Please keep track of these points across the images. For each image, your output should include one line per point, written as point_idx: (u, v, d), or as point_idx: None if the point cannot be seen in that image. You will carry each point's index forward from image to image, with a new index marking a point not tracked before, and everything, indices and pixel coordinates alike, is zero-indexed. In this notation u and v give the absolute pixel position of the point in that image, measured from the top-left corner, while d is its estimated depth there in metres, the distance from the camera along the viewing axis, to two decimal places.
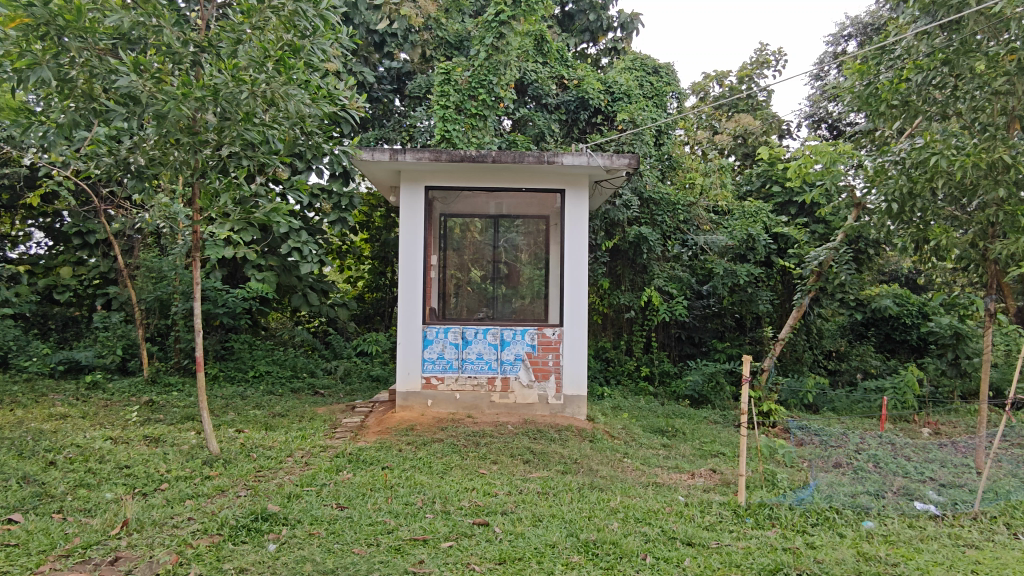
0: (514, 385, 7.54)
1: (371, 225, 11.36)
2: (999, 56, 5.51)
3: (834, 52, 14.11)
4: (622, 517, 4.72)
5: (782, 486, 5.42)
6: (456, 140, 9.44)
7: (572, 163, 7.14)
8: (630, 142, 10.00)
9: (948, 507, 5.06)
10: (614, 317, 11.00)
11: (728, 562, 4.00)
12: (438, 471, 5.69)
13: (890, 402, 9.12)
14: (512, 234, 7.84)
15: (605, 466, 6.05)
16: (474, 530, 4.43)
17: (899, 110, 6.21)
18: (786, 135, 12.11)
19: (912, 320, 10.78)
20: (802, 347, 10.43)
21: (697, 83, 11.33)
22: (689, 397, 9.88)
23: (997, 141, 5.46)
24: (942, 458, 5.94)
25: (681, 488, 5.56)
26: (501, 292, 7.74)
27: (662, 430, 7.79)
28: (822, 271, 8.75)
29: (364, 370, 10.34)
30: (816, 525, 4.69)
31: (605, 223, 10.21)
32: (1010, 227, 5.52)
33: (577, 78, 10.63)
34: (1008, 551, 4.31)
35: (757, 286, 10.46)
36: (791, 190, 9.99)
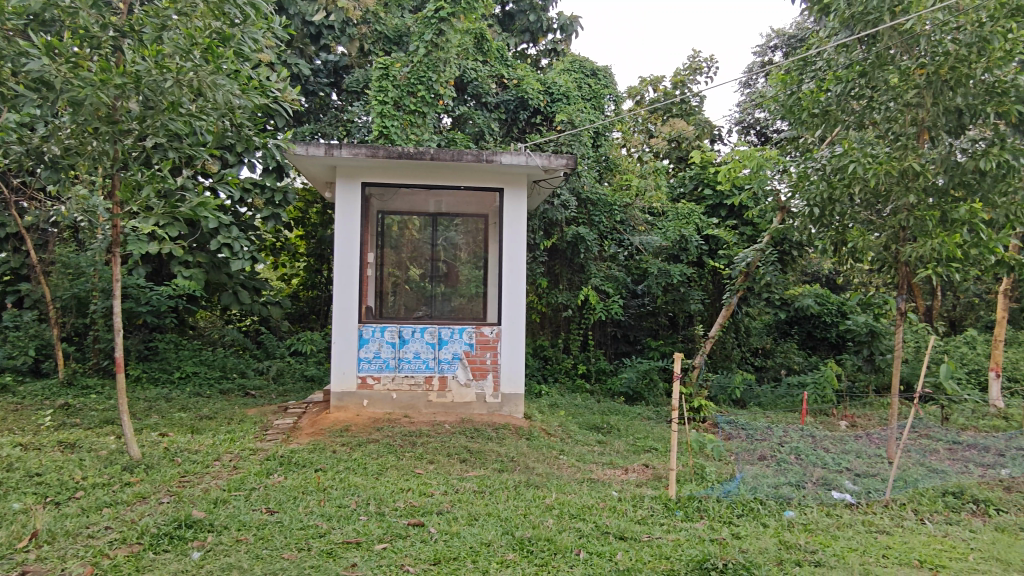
0: (451, 384, 7.50)
1: (307, 222, 11.04)
2: (910, 68, 5.80)
3: (762, 61, 14.73)
4: (557, 514, 4.77)
5: (710, 479, 5.61)
6: (394, 136, 9.31)
7: (510, 162, 7.17)
8: (568, 142, 10.14)
9: (862, 495, 5.37)
10: (552, 317, 11.13)
11: (658, 554, 4.11)
12: (373, 471, 5.62)
13: (811, 397, 9.64)
14: (450, 233, 7.88)
15: (541, 463, 6.11)
16: (409, 531, 4.39)
17: (819, 119, 6.60)
18: (718, 139, 12.55)
19: (832, 319, 11.34)
20: (732, 345, 10.87)
21: (633, 87, 11.60)
22: (624, 394, 10.10)
23: (908, 150, 5.80)
24: (857, 450, 6.25)
25: (615, 483, 5.68)
26: (440, 291, 7.74)
27: (597, 427, 7.91)
28: (749, 271, 9.12)
29: (297, 370, 10.09)
30: (741, 516, 4.88)
31: (544, 223, 10.29)
32: (919, 231, 5.80)
33: (517, 78, 10.67)
34: (915, 536, 4.60)
35: (689, 286, 10.76)
36: (721, 193, 10.33)
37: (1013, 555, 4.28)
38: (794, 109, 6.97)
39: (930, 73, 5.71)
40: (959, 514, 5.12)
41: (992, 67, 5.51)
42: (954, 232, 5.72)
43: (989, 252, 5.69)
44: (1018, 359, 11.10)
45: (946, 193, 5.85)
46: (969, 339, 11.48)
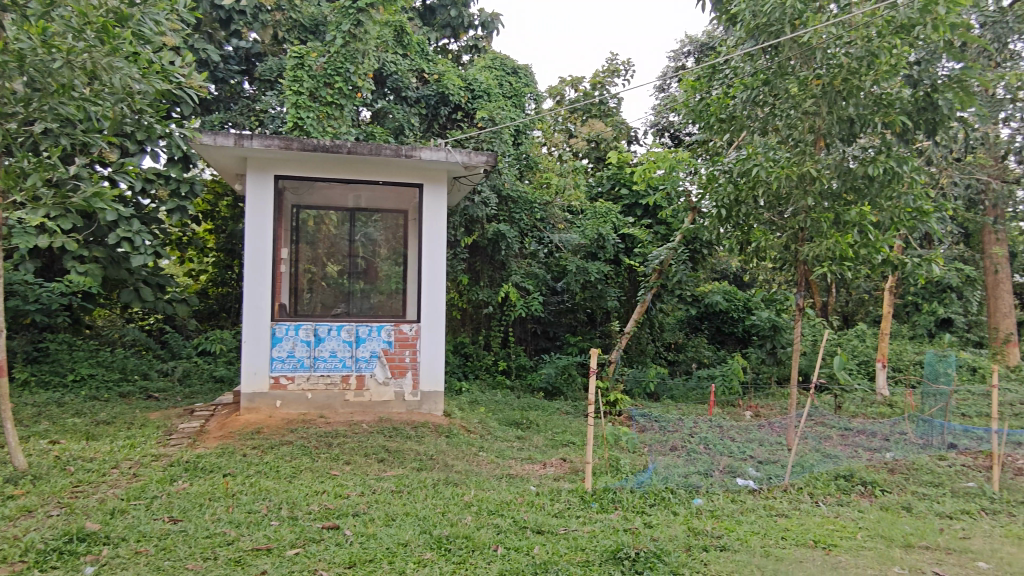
0: (369, 383, 7.37)
1: (215, 215, 10.46)
2: (808, 79, 6.13)
3: (676, 67, 15.28)
4: (475, 511, 4.79)
5: (624, 471, 5.79)
6: (309, 128, 9.01)
7: (431, 157, 7.13)
8: (490, 140, 10.11)
9: (764, 481, 5.68)
10: (473, 313, 11.17)
11: (573, 546, 4.19)
12: (286, 475, 5.43)
13: (719, 389, 10.14)
14: (369, 229, 7.74)
15: (460, 460, 6.10)
16: (323, 535, 4.28)
17: (726, 124, 6.96)
18: (634, 141, 12.92)
19: (738, 314, 11.92)
20: (646, 341, 11.14)
21: (554, 87, 11.75)
22: (543, 389, 10.24)
23: (806, 156, 6.18)
24: (760, 438, 6.61)
25: (533, 478, 5.75)
26: (359, 288, 7.59)
27: (516, 423, 7.99)
28: (662, 269, 9.51)
29: (206, 371, 9.64)
30: (653, 505, 5.05)
31: (465, 220, 10.19)
32: (815, 232, 6.20)
33: (437, 73, 10.58)
34: (810, 518, 4.91)
35: (607, 284, 10.93)
36: (637, 194, 10.61)
37: (895, 532, 4.64)
38: (703, 114, 7.23)
39: (825, 84, 6.07)
40: (849, 496, 5.51)
41: (879, 79, 5.97)
42: (846, 233, 6.12)
43: (876, 252, 6.06)
44: (900, 349, 12.07)
45: (839, 197, 6.30)
46: (859, 332, 12.37)
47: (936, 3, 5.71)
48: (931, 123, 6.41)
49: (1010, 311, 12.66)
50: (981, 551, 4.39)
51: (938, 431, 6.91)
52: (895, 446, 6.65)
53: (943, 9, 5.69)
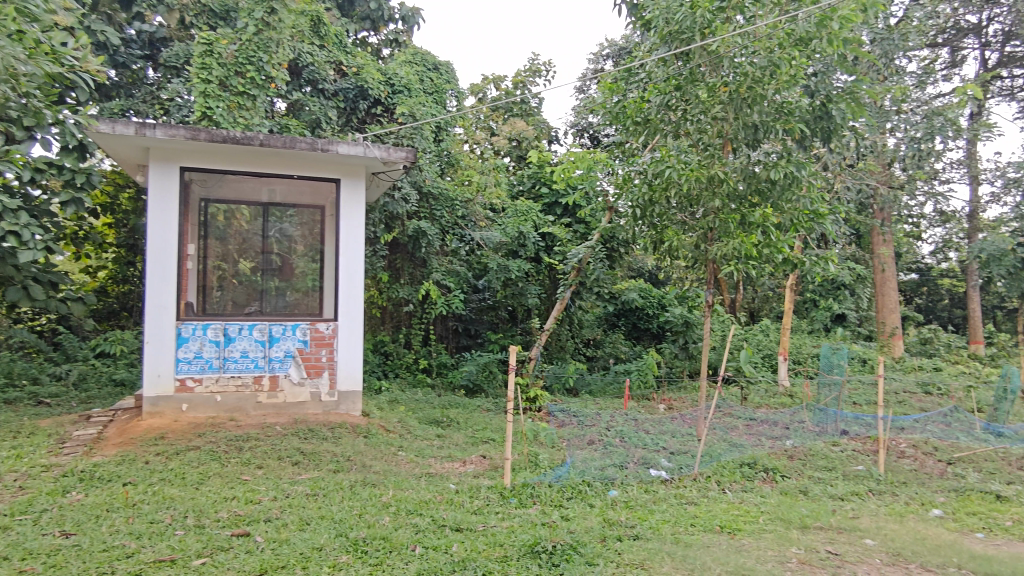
0: (283, 384, 7.12)
1: (115, 208, 9.76)
2: (716, 86, 6.47)
3: (595, 69, 15.64)
4: (393, 511, 4.73)
5: (542, 466, 5.87)
6: (219, 119, 8.62)
7: (348, 152, 6.96)
8: (409, 136, 9.88)
9: (675, 471, 5.91)
10: (393, 311, 11.23)
11: (492, 542, 4.21)
12: (193, 482, 5.17)
13: (635, 383, 10.51)
14: (283, 224, 7.44)
15: (378, 460, 6.01)
16: (232, 542, 4.11)
17: (642, 126, 7.08)
18: (555, 141, 13.12)
19: (653, 310, 12.35)
20: (565, 337, 11.33)
21: (476, 85, 11.76)
22: (464, 386, 10.28)
23: (714, 159, 6.47)
24: (672, 430, 6.88)
25: (453, 475, 5.75)
26: (272, 286, 7.33)
27: (437, 421, 7.95)
28: (580, 267, 9.72)
29: (105, 374, 9.05)
30: (570, 498, 5.16)
31: (384, 217, 10.01)
32: (723, 232, 6.50)
33: (356, 66, 10.34)
34: (717, 504, 5.16)
35: (528, 281, 10.99)
36: (557, 193, 10.75)
37: (793, 514, 4.95)
38: (620, 116, 7.43)
39: (732, 91, 6.38)
40: (753, 482, 5.84)
41: (780, 88, 6.33)
42: (750, 233, 6.47)
43: (777, 252, 6.47)
44: (801, 343, 12.86)
45: (744, 199, 6.61)
46: (763, 327, 13.08)
47: (830, 18, 6.14)
48: (826, 130, 6.87)
49: (895, 306, 13.77)
50: (868, 529, 4.74)
51: (832, 419, 7.42)
52: (794, 433, 7.05)
53: (837, 25, 6.08)
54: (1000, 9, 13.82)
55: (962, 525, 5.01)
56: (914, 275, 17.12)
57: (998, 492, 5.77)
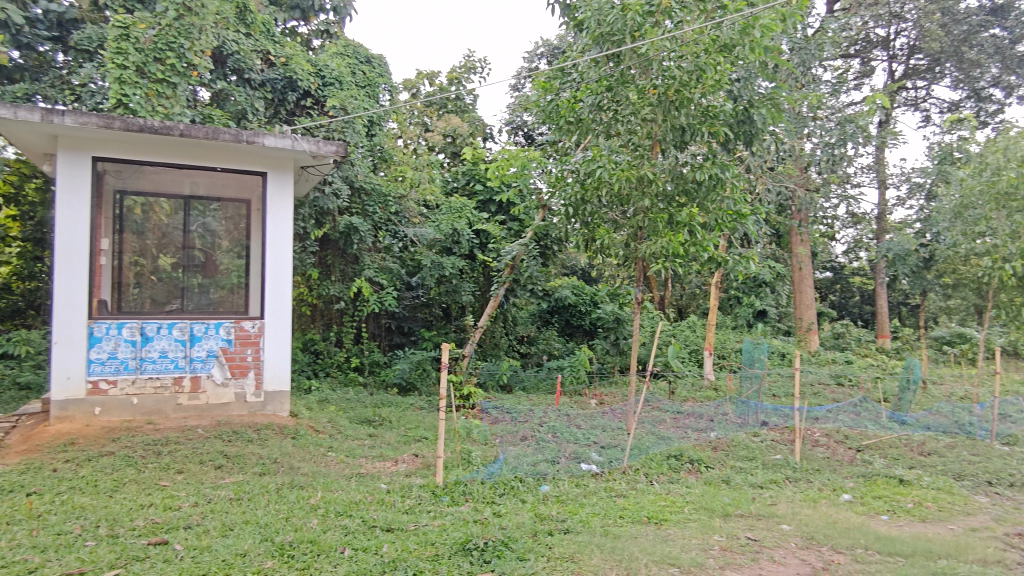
0: (205, 385, 6.83)
1: (21, 200, 9.10)
2: (646, 88, 6.62)
3: (530, 68, 15.77)
4: (322, 513, 4.62)
5: (475, 463, 5.88)
6: (136, 108, 8.16)
7: (275, 145, 6.76)
8: (340, 129, 9.68)
9: (605, 465, 6.04)
10: (324, 309, 11.00)
11: (423, 541, 4.19)
12: (106, 490, 4.90)
13: (568, 379, 10.69)
14: (207, 219, 7.18)
15: (307, 462, 5.87)
16: (148, 552, 3.92)
17: (574, 126, 7.28)
18: (490, 138, 13.13)
19: (586, 307, 12.52)
20: (500, 334, 11.35)
21: (409, 79, 11.63)
22: (397, 385, 10.17)
23: (643, 159, 6.64)
24: (603, 424, 7.00)
25: (384, 475, 5.68)
26: (195, 282, 7.12)
27: (369, 420, 7.83)
28: (514, 265, 9.76)
29: (8, 378, 8.44)
30: (502, 495, 5.19)
31: (315, 212, 9.75)
32: (652, 231, 6.69)
33: (284, 56, 10.00)
34: (644, 496, 5.30)
35: (461, 278, 10.86)
36: (491, 190, 10.74)
37: (716, 503, 5.15)
38: (553, 115, 7.50)
39: (660, 94, 6.54)
40: (679, 473, 6.04)
41: (705, 92, 6.52)
42: (678, 232, 6.68)
43: (702, 250, 6.71)
44: (725, 339, 13.37)
45: (672, 199, 6.80)
46: (691, 323, 13.52)
47: (752, 26, 6.38)
48: (749, 134, 7.10)
49: (811, 303, 14.52)
50: (784, 514, 4.99)
51: (753, 411, 7.74)
52: (718, 425, 7.29)
53: (759, 33, 6.33)
54: (906, 23, 14.75)
55: (869, 508, 5.34)
56: (829, 273, 18.08)
57: (901, 476, 6.17)
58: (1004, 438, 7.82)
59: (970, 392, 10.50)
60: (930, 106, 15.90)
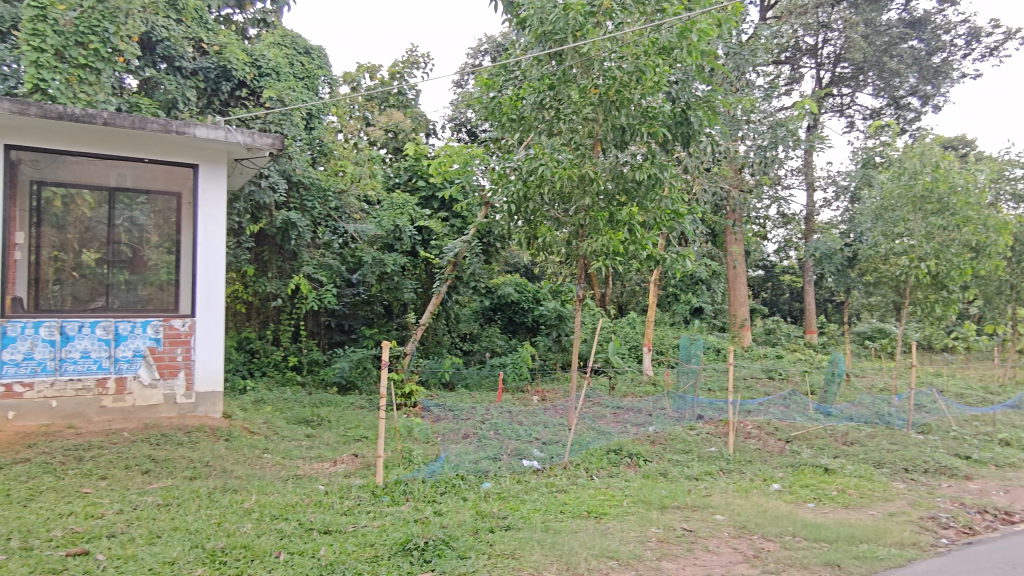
0: (131, 386, 6.53)
1: None
2: (587, 87, 6.69)
3: (473, 64, 15.72)
4: (256, 517, 4.48)
5: (415, 462, 5.82)
6: (55, 94, 7.71)
7: (206, 136, 6.49)
8: (277, 122, 9.34)
9: (547, 461, 6.08)
10: (260, 307, 10.73)
11: (362, 543, 4.11)
12: (20, 499, 4.61)
13: (510, 376, 10.74)
14: (134, 213, 6.75)
15: (241, 465, 5.68)
16: (67, 563, 3.71)
17: (516, 124, 7.23)
18: (432, 134, 13.02)
19: (528, 304, 12.60)
20: (442, 331, 11.22)
21: (350, 73, 11.40)
22: (336, 383, 9.98)
23: (584, 158, 6.75)
24: (545, 420, 7.06)
25: (322, 476, 5.55)
26: (122, 279, 6.64)
27: (306, 420, 7.65)
28: (456, 262, 9.71)
29: None
30: (443, 493, 5.15)
31: (250, 206, 9.43)
32: (593, 229, 6.84)
33: (218, 44, 9.60)
34: (584, 491, 5.37)
35: (403, 275, 10.70)
36: (434, 186, 10.62)
37: (653, 496, 5.26)
38: (496, 112, 7.46)
39: (601, 93, 6.66)
40: (619, 467, 6.15)
41: (645, 93, 6.69)
42: (618, 231, 6.79)
43: (642, 248, 6.78)
44: (663, 335, 13.71)
45: (613, 197, 6.92)
46: (630, 320, 13.78)
47: (690, 30, 6.53)
48: (686, 136, 7.21)
49: (744, 300, 15.06)
50: (718, 505, 5.15)
51: (689, 405, 7.97)
52: (656, 420, 7.49)
53: (696, 37, 6.51)
54: (833, 33, 15.43)
55: (797, 497, 5.57)
56: (761, 271, 18.76)
57: (826, 465, 6.47)
58: (920, 426, 8.27)
59: (889, 384, 11.12)
60: (855, 112, 16.70)
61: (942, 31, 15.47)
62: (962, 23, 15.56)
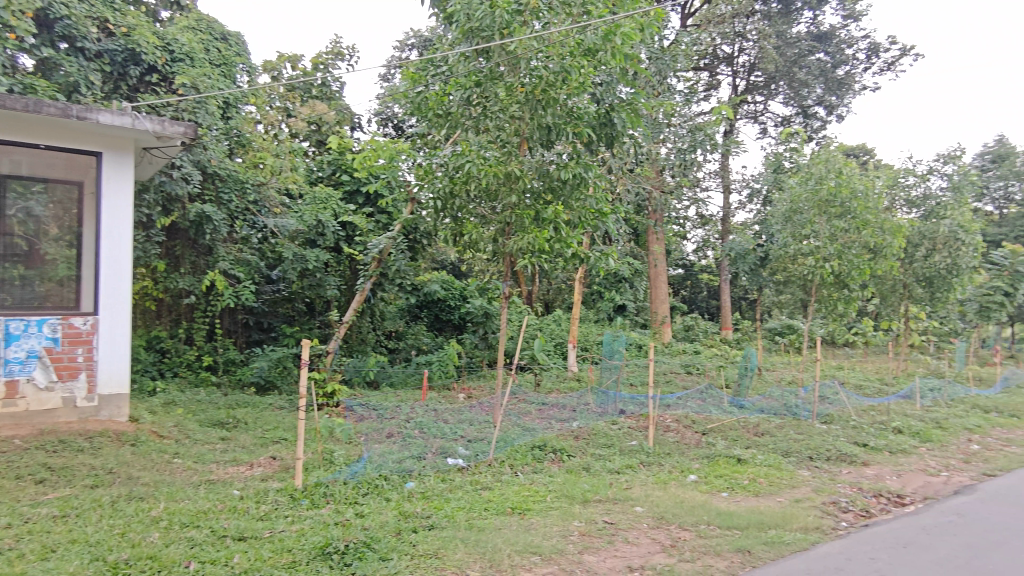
0: (24, 389, 6.05)
1: None
2: (514, 86, 6.74)
3: (400, 58, 15.52)
4: (164, 526, 4.26)
5: (337, 463, 5.69)
6: None
7: (112, 122, 6.11)
8: (191, 109, 8.92)
9: (471, 459, 6.06)
10: (171, 304, 10.22)
11: (279, 548, 3.98)
12: None
13: (436, 373, 10.69)
14: (29, 202, 6.18)
15: (148, 471, 5.38)
16: None
17: (443, 119, 7.27)
18: (358, 127, 12.78)
19: (455, 302, 12.55)
20: (366, 329, 10.98)
21: (270, 61, 10.98)
22: (254, 384, 9.62)
23: (511, 156, 6.80)
24: (470, 418, 7.06)
25: (237, 481, 5.33)
26: (14, 275, 6.10)
27: (221, 422, 7.33)
28: (381, 258, 9.55)
29: None
30: (365, 494, 5.05)
31: (161, 198, 8.94)
32: (519, 227, 6.88)
33: (125, 26, 9.04)
34: (508, 487, 5.40)
35: (326, 272, 10.38)
36: (359, 180, 10.36)
37: (576, 490, 5.35)
38: (421, 107, 7.36)
39: (528, 92, 6.70)
40: (543, 463, 6.22)
41: (570, 93, 6.77)
42: (543, 229, 6.88)
43: (566, 246, 6.95)
44: (587, 332, 13.99)
45: (539, 196, 6.98)
46: (556, 317, 13.98)
47: (614, 33, 6.68)
48: (610, 137, 7.36)
49: (665, 298, 15.58)
50: (638, 497, 5.29)
51: (611, 400, 8.14)
52: (580, 415, 7.61)
53: (619, 40, 6.67)
54: (748, 42, 16.16)
55: (711, 487, 5.81)
56: (680, 270, 19.44)
57: (738, 456, 6.77)
58: (823, 417, 8.79)
59: (796, 377, 11.80)
60: (767, 119, 17.52)
61: (845, 45, 16.35)
62: (863, 39, 16.59)
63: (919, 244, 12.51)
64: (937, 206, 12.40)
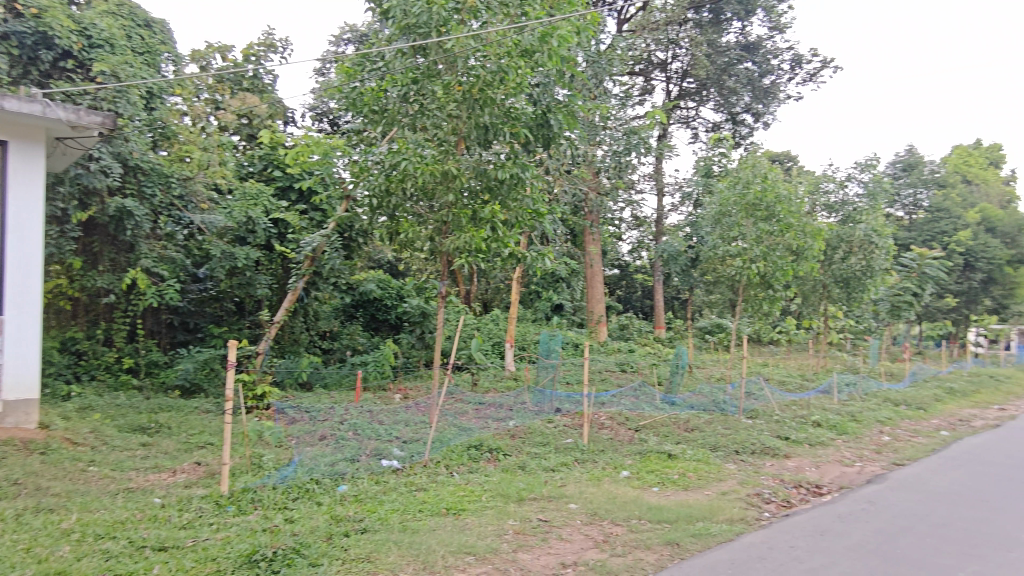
0: None
1: None
2: (451, 84, 6.69)
3: (335, 52, 15.19)
4: (76, 539, 4.03)
5: (266, 468, 5.53)
6: None
7: (19, 109, 5.73)
8: (111, 98, 8.44)
9: (406, 460, 6.00)
10: (87, 303, 9.68)
11: (202, 558, 3.83)
12: None
13: (372, 374, 10.54)
14: None
15: (60, 480, 5.08)
16: None
17: (378, 116, 7.17)
18: (290, 122, 12.45)
19: (391, 301, 12.39)
20: (299, 329, 10.69)
21: (197, 51, 10.55)
22: (179, 387, 9.23)
23: (448, 155, 6.77)
24: (406, 419, 6.99)
25: (158, 489, 5.10)
26: None
27: (142, 427, 7.00)
28: (315, 257, 9.30)
29: None
30: (295, 499, 4.93)
31: (77, 191, 8.45)
32: (456, 226, 6.85)
33: (36, 6, 8.46)
34: (443, 488, 5.38)
35: (256, 270, 10.06)
36: (291, 176, 10.06)
37: (511, 489, 5.39)
38: (356, 103, 7.24)
39: (465, 91, 6.67)
40: (479, 463, 6.21)
41: (507, 93, 6.78)
42: (480, 228, 6.87)
43: (503, 246, 6.98)
44: (525, 332, 14.10)
45: (476, 195, 6.95)
46: (494, 317, 14.03)
47: (550, 35, 6.77)
48: (546, 138, 7.42)
49: (601, 298, 15.98)
50: (573, 494, 5.36)
51: (548, 399, 8.23)
52: (516, 414, 7.66)
53: (556, 43, 6.74)
54: (681, 50, 16.61)
55: (643, 482, 5.96)
56: (616, 270, 19.81)
57: (669, 451, 6.96)
58: (749, 412, 9.14)
59: (724, 374, 12.27)
60: (698, 125, 18.08)
61: (771, 55, 17.07)
62: (788, 50, 17.33)
63: (837, 247, 13.18)
64: (853, 211, 13.11)
